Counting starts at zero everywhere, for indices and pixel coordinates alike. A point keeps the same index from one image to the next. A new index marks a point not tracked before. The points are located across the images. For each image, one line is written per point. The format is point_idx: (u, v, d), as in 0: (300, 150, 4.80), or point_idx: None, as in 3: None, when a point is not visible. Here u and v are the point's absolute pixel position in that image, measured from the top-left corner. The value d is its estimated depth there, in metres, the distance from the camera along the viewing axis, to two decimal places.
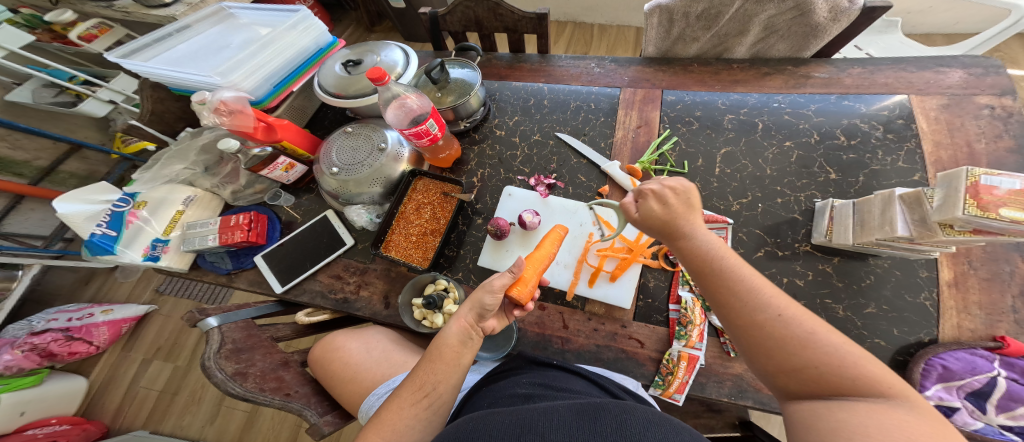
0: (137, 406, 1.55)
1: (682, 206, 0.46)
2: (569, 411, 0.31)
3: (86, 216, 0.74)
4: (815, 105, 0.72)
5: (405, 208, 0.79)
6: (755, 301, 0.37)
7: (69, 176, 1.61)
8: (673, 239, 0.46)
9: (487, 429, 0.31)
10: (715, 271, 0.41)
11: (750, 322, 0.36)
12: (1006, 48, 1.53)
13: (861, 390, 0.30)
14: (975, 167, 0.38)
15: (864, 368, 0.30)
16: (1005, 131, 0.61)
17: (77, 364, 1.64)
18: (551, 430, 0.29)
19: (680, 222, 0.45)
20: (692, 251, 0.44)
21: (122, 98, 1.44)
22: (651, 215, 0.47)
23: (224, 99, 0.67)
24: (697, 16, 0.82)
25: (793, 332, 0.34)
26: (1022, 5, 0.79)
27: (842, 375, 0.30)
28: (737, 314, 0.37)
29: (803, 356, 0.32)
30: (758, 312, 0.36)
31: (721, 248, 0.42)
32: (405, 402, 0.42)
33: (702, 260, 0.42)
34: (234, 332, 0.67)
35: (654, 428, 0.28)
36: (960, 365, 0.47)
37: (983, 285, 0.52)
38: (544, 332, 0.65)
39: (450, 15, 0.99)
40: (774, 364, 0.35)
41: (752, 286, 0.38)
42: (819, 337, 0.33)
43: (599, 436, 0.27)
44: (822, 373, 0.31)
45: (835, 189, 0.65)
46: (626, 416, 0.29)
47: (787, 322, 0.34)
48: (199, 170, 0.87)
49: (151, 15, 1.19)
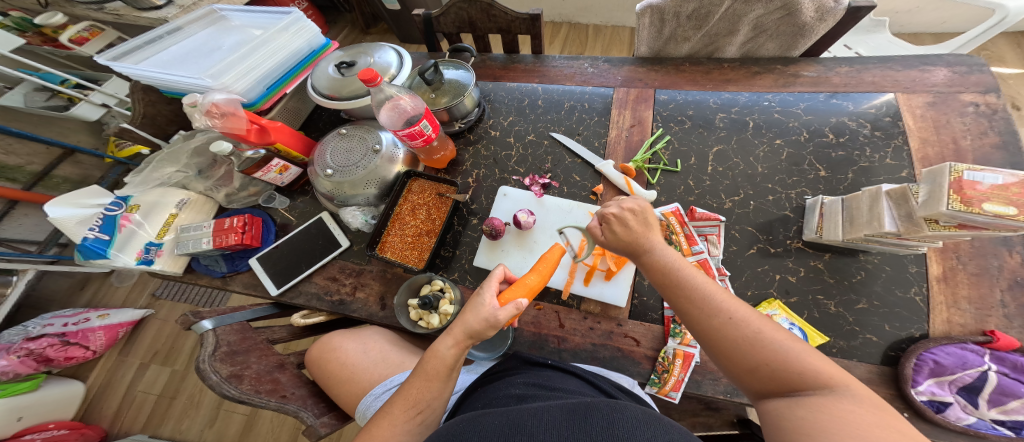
0: (134, 411, 1.54)
1: (639, 224, 0.50)
2: (559, 411, 0.31)
3: (77, 220, 0.74)
4: (804, 103, 0.73)
5: (400, 209, 0.79)
6: (708, 309, 0.40)
7: (63, 181, 1.59)
8: (636, 255, 0.49)
9: (477, 430, 0.31)
10: (675, 285, 0.44)
11: (709, 331, 0.40)
12: (993, 47, 1.54)
13: (809, 380, 0.32)
14: (959, 163, 0.39)
15: (809, 362, 0.33)
16: (990, 127, 0.61)
17: (74, 369, 1.62)
18: (541, 430, 0.29)
19: (639, 239, 0.49)
20: (654, 267, 0.47)
21: (116, 101, 1.44)
22: (613, 233, 0.51)
23: (215, 101, 0.67)
24: (687, 16, 0.82)
25: (745, 333, 0.37)
26: (1005, 4, 0.80)
27: (790, 370, 0.33)
28: (698, 324, 0.41)
29: (757, 356, 0.35)
30: (714, 318, 0.39)
31: (678, 260, 0.46)
32: (402, 421, 0.42)
33: (663, 274, 0.46)
34: (229, 334, 0.67)
35: (644, 428, 0.28)
36: (951, 360, 0.48)
37: (972, 279, 0.53)
38: (540, 331, 0.65)
39: (443, 16, 0.99)
40: (734, 366, 0.37)
41: (706, 295, 0.41)
42: (766, 338, 0.36)
43: (589, 436, 0.27)
44: (773, 369, 0.34)
45: (825, 187, 0.65)
46: (617, 416, 0.29)
47: (737, 324, 0.38)
48: (192, 173, 0.87)
49: (142, 18, 1.19)
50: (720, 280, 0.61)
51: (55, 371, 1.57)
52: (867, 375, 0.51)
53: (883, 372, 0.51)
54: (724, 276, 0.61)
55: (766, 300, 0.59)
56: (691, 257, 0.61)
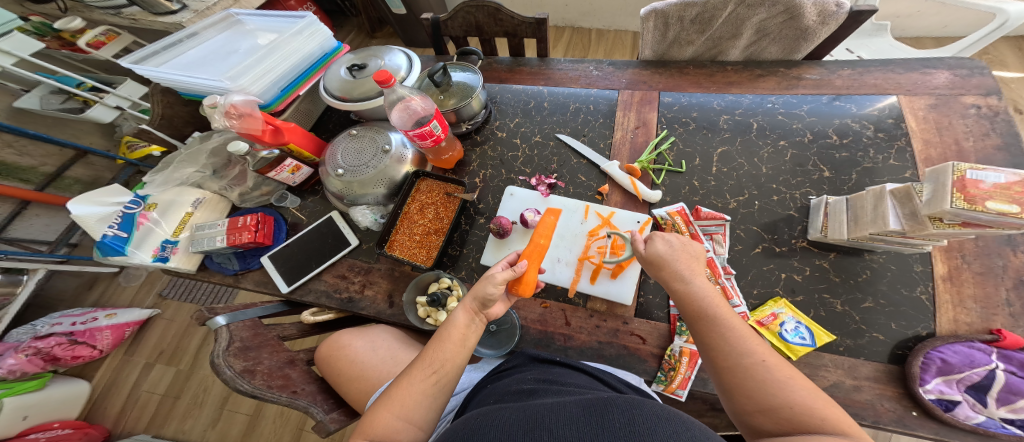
0: (139, 410, 1.55)
1: (684, 255, 0.51)
2: (577, 406, 0.32)
3: (98, 218, 0.75)
4: (807, 105, 0.74)
5: (408, 208, 0.81)
6: (738, 346, 0.40)
7: (73, 182, 1.63)
8: (669, 281, 0.50)
9: (496, 424, 0.31)
10: (708, 316, 0.44)
11: (734, 365, 0.39)
12: (995, 51, 1.55)
13: (828, 425, 0.32)
14: (961, 162, 0.40)
15: (829, 411, 0.33)
16: (992, 129, 0.62)
17: (80, 368, 1.64)
18: (560, 424, 0.29)
19: (677, 266, 0.50)
20: (687, 297, 0.47)
21: (129, 104, 1.47)
22: (655, 251, 0.53)
23: (234, 102, 0.69)
24: (691, 20, 0.84)
25: (773, 376, 0.37)
26: (1006, 9, 0.81)
27: (810, 414, 0.33)
28: (724, 357, 0.40)
29: (777, 396, 0.35)
30: (744, 357, 0.39)
31: (714, 296, 0.46)
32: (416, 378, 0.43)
33: (695, 304, 0.46)
34: (241, 330, 0.69)
35: (664, 425, 0.28)
36: (958, 358, 0.48)
37: (977, 278, 0.54)
38: (547, 329, 0.66)
39: (451, 20, 1.01)
40: (749, 403, 0.37)
41: (738, 334, 0.41)
42: (792, 384, 0.36)
43: (609, 431, 0.28)
44: (794, 412, 0.34)
45: (829, 187, 0.66)
46: (635, 412, 0.30)
47: (767, 367, 0.37)
48: (208, 173, 0.89)
49: (158, 22, 1.22)
50: (725, 278, 0.61)
51: (62, 370, 1.59)
52: (874, 373, 0.51)
53: (891, 371, 0.51)
54: (730, 274, 0.62)
55: (771, 298, 0.59)
56: None
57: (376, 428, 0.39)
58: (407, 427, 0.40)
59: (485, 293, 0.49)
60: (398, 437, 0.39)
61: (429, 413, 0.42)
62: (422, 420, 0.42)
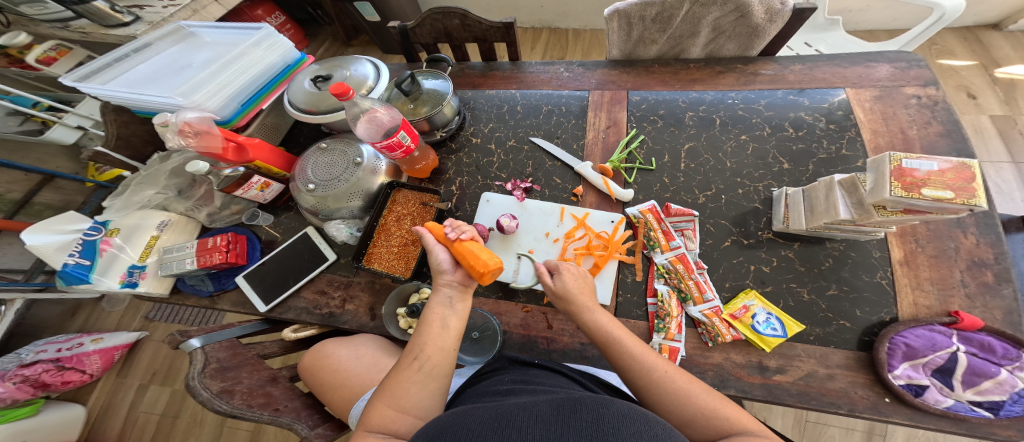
0: (138, 431, 1.51)
1: (585, 287, 0.53)
2: (548, 406, 0.33)
3: (56, 247, 0.75)
4: (765, 100, 0.76)
5: (385, 220, 0.80)
6: (643, 364, 0.43)
7: (44, 207, 1.54)
8: (578, 313, 0.51)
9: (468, 422, 0.31)
10: (613, 345, 0.46)
11: (648, 385, 0.42)
12: (943, 41, 1.61)
13: (733, 422, 0.37)
14: (897, 152, 0.42)
15: (727, 410, 0.38)
16: (933, 117, 0.65)
17: (73, 392, 1.60)
18: (530, 423, 0.30)
19: (580, 298, 0.51)
20: (593, 325, 0.49)
21: (91, 123, 1.45)
22: (563, 284, 0.53)
23: (188, 119, 0.67)
24: (652, 19, 0.85)
25: (678, 386, 0.41)
26: (940, 3, 0.85)
27: (717, 415, 0.38)
28: (638, 378, 0.43)
29: (691, 407, 0.39)
30: (652, 372, 0.42)
31: (609, 322, 0.49)
32: (401, 370, 0.44)
33: (601, 335, 0.48)
34: (218, 352, 0.68)
35: (630, 424, 0.29)
36: (921, 342, 0.50)
37: (931, 262, 0.56)
38: (529, 333, 0.67)
39: (419, 28, 1.00)
40: (671, 417, 0.40)
41: (636, 354, 0.44)
42: (693, 389, 0.40)
43: (575, 430, 0.28)
44: (707, 417, 0.38)
45: (789, 178, 0.68)
46: (603, 412, 0.30)
47: (671, 377, 0.41)
48: (172, 194, 0.86)
49: (110, 35, 1.17)
50: (698, 273, 0.63)
51: (54, 395, 1.54)
52: (844, 361, 0.53)
53: (860, 358, 0.53)
54: (701, 269, 0.63)
55: (742, 291, 0.61)
56: (669, 252, 0.64)
57: (373, 420, 0.40)
58: (401, 416, 0.40)
59: (438, 265, 0.53)
60: (394, 426, 0.39)
61: (425, 402, 0.42)
62: (420, 409, 0.41)
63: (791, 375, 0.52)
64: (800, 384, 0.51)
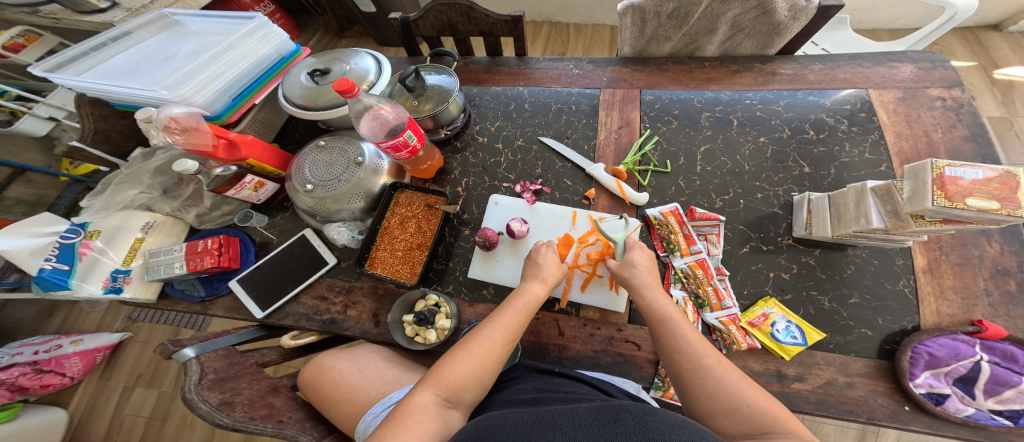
0: (124, 435, 1.45)
1: (649, 272, 0.56)
2: (589, 411, 0.30)
3: (30, 251, 0.66)
4: (784, 101, 0.74)
5: (388, 223, 0.77)
6: (694, 349, 0.44)
7: (15, 203, 1.46)
8: (636, 292, 0.53)
9: (508, 425, 0.29)
10: (670, 327, 0.48)
11: (695, 367, 0.43)
12: (944, 41, 1.62)
13: (783, 423, 0.36)
14: (939, 159, 0.40)
15: (776, 409, 0.37)
16: (958, 121, 0.64)
17: (53, 396, 1.52)
18: (573, 429, 0.28)
19: (642, 280, 0.54)
20: (651, 305, 0.51)
21: (65, 114, 1.36)
22: (631, 261, 0.56)
23: (175, 115, 0.62)
24: (668, 16, 0.82)
25: (725, 385, 0.40)
26: (954, 3, 0.84)
27: (765, 413, 0.37)
28: (687, 358, 0.44)
29: (737, 398, 0.39)
30: (701, 358, 0.43)
31: (670, 309, 0.50)
32: (497, 337, 0.46)
33: (656, 317, 0.50)
34: (214, 361, 0.64)
35: (680, 431, 0.26)
36: (945, 351, 0.49)
37: (956, 270, 0.55)
38: (541, 340, 0.64)
39: (422, 20, 0.95)
40: (711, 405, 0.40)
41: (687, 340, 0.46)
42: (744, 384, 0.40)
43: (623, 436, 0.26)
44: (750, 411, 0.37)
45: (810, 183, 0.66)
46: (650, 418, 0.28)
47: (721, 368, 0.42)
48: (157, 193, 0.81)
49: (85, 22, 1.10)
50: (718, 279, 0.61)
51: (32, 399, 1.47)
52: (866, 369, 0.52)
53: (883, 366, 0.52)
54: (722, 275, 0.61)
55: (762, 298, 0.59)
56: (688, 257, 0.63)
57: (454, 377, 0.42)
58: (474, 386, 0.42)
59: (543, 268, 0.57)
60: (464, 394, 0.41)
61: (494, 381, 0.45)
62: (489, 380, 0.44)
63: (811, 383, 0.51)
64: (820, 393, 0.50)
